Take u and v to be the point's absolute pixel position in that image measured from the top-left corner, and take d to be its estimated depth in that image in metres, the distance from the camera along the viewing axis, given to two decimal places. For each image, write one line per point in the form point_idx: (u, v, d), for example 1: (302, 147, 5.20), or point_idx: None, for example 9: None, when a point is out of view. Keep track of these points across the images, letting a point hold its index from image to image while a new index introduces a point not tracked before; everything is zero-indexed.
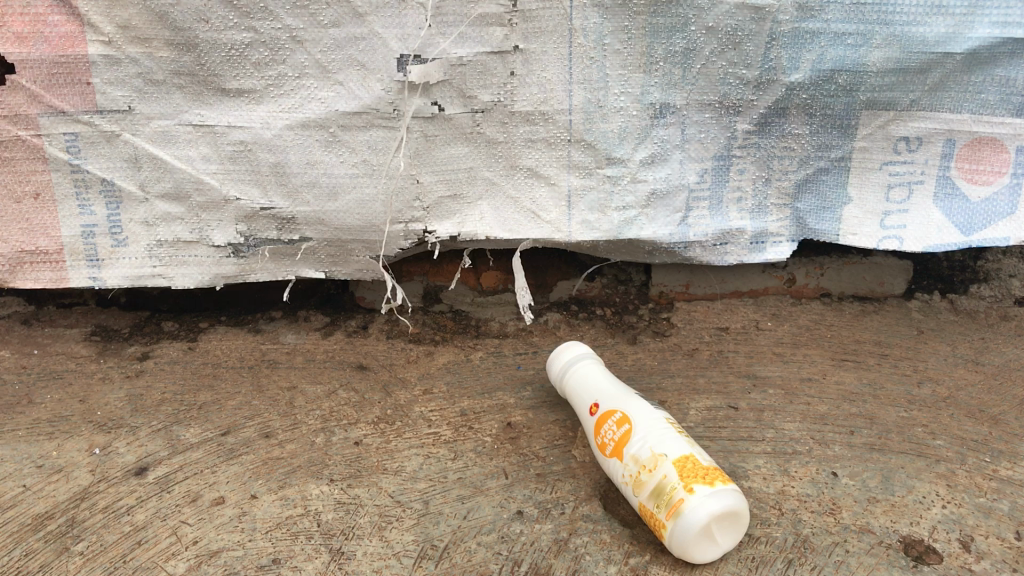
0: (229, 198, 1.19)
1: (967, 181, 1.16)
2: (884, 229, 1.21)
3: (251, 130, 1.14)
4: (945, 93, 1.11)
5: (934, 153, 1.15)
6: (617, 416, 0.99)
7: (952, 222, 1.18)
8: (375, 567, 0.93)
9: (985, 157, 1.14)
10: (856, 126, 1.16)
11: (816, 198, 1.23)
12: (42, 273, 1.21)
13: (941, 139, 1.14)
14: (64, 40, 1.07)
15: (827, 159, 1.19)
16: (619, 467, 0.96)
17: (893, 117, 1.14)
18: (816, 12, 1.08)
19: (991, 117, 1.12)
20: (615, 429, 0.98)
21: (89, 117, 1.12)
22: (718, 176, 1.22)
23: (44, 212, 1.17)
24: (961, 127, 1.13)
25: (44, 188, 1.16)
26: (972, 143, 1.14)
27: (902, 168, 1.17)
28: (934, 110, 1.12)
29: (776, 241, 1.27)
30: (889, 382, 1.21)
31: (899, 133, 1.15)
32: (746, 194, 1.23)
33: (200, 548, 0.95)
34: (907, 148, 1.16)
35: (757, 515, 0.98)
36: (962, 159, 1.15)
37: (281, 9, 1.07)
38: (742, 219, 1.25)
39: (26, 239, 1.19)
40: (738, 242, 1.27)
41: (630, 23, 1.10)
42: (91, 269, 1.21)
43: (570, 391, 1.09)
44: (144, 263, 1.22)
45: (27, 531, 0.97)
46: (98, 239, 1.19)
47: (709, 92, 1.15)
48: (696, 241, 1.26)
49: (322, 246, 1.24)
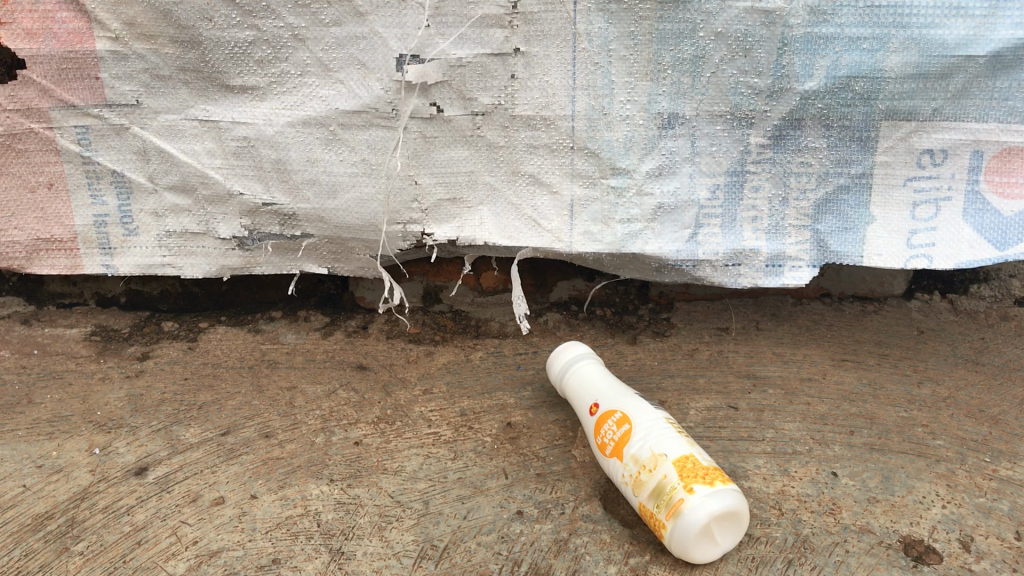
0: (234, 193, 1.18)
1: (998, 195, 1.15)
2: (911, 248, 1.18)
3: (254, 127, 1.14)
4: (969, 100, 1.11)
5: (960, 166, 1.14)
6: (617, 416, 0.99)
7: (984, 238, 1.16)
8: (375, 567, 0.93)
9: (1014, 168, 1.13)
10: (876, 138, 1.15)
11: (836, 218, 1.20)
12: (59, 259, 1.22)
13: (967, 151, 1.13)
14: (72, 36, 1.08)
15: (846, 175, 1.17)
16: (618, 466, 0.96)
17: (914, 127, 1.13)
18: (829, 16, 1.08)
19: (1019, 126, 1.11)
20: (616, 429, 0.98)
21: (98, 111, 1.12)
22: (732, 193, 1.20)
23: (57, 202, 1.18)
24: (988, 138, 1.12)
25: (57, 179, 1.17)
26: (1000, 155, 1.13)
27: (927, 183, 1.15)
28: (958, 120, 1.12)
29: (794, 264, 1.23)
30: (889, 382, 1.21)
31: (922, 144, 1.14)
32: (761, 213, 1.21)
33: (200, 548, 0.95)
34: (932, 162, 1.14)
35: (757, 515, 0.98)
36: (991, 171, 1.14)
37: (283, 8, 1.07)
38: (757, 239, 1.22)
39: (41, 227, 1.20)
40: (752, 263, 1.23)
41: (636, 28, 1.10)
42: (104, 256, 1.22)
43: (570, 391, 1.09)
44: (155, 253, 1.22)
45: (27, 531, 0.97)
46: (110, 228, 1.20)
47: (720, 102, 1.15)
48: (706, 260, 1.23)
49: (323, 243, 1.24)
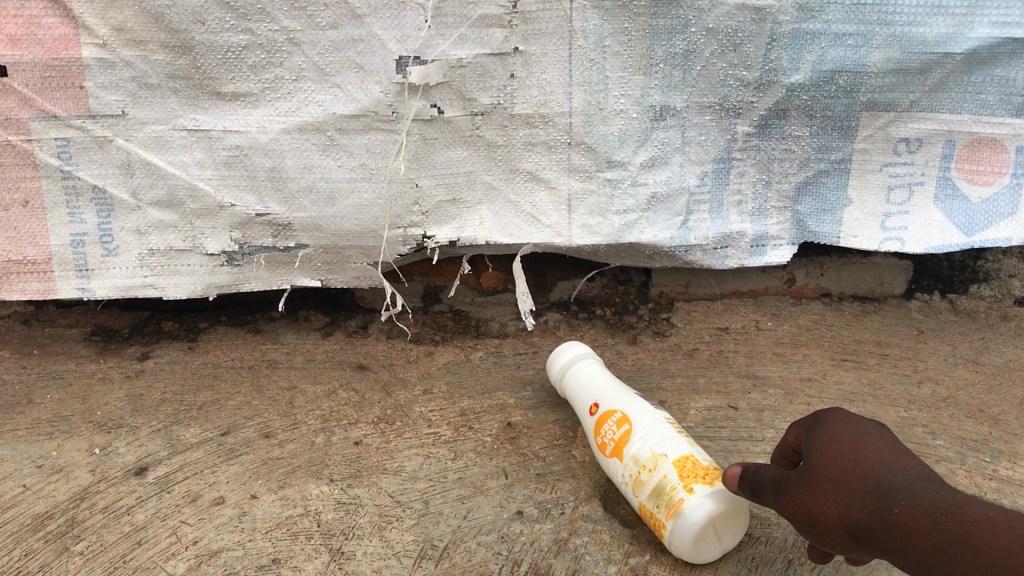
0: (225, 206, 1.18)
1: (967, 181, 1.16)
2: (885, 231, 1.21)
3: (247, 135, 1.14)
4: (945, 94, 1.11)
5: (934, 154, 1.16)
6: (617, 416, 0.99)
7: (953, 224, 1.18)
8: (375, 567, 0.94)
9: (984, 157, 1.15)
10: (856, 127, 1.16)
11: (816, 200, 1.22)
12: (31, 283, 1.20)
13: (940, 140, 1.14)
14: (57, 42, 1.07)
15: (827, 160, 1.19)
16: (618, 466, 0.96)
17: (893, 118, 1.14)
18: (817, 13, 1.08)
19: (990, 117, 1.12)
20: (616, 429, 0.98)
21: (81, 121, 1.12)
22: (718, 180, 1.21)
23: (32, 221, 1.17)
24: (962, 128, 1.13)
25: (33, 196, 1.15)
26: (972, 144, 1.14)
27: (902, 169, 1.17)
28: (933, 111, 1.13)
29: (776, 243, 1.26)
30: (889, 382, 1.21)
31: (898, 134, 1.15)
32: (746, 196, 1.23)
33: (200, 548, 0.96)
34: (907, 150, 1.16)
35: (757, 515, 0.98)
36: (963, 160, 1.15)
37: (278, 11, 1.07)
38: (742, 222, 1.24)
39: (14, 248, 1.18)
40: (739, 245, 1.26)
41: (631, 25, 1.10)
42: (81, 280, 1.21)
43: (570, 391, 1.09)
44: (135, 273, 1.22)
45: (27, 531, 0.98)
46: (88, 247, 1.19)
47: (709, 93, 1.15)
48: (697, 244, 1.25)
49: (318, 253, 1.24)
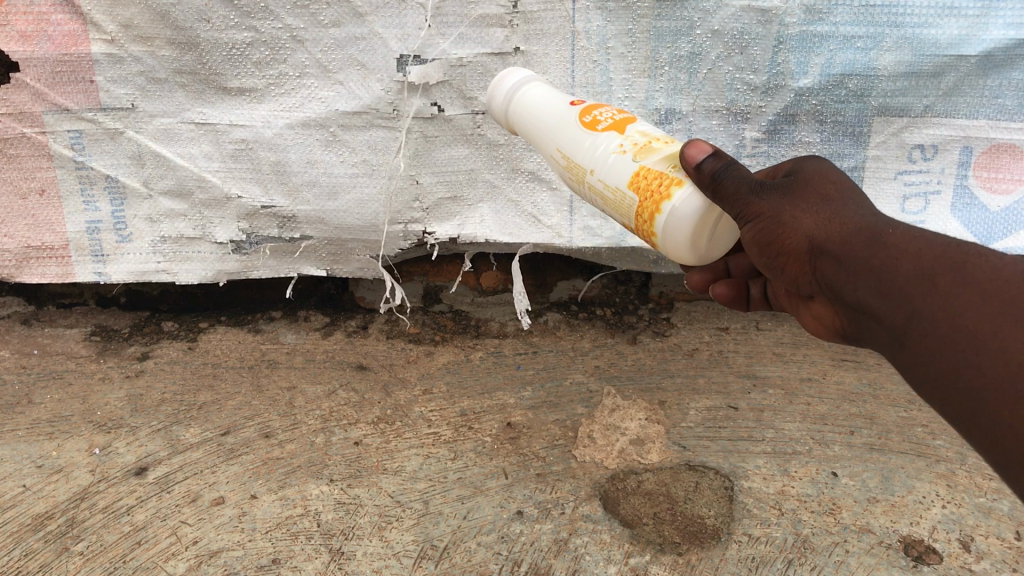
0: (232, 197, 1.18)
1: (985, 190, 1.16)
2: None
3: (252, 129, 1.14)
4: (959, 98, 1.11)
5: (950, 161, 1.15)
6: (611, 107, 0.79)
7: (970, 233, 1.18)
8: (375, 567, 0.96)
9: (1003, 164, 1.14)
10: (869, 133, 1.15)
11: None
12: (50, 267, 1.21)
13: (957, 147, 1.14)
14: (68, 38, 1.07)
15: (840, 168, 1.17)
16: (611, 140, 0.74)
17: (906, 123, 1.14)
18: (824, 15, 1.08)
19: (1009, 123, 1.12)
20: (615, 113, 0.77)
21: (92, 115, 1.12)
22: None
23: (49, 209, 1.17)
24: (979, 134, 1.13)
25: (49, 185, 1.16)
26: (989, 151, 1.14)
27: (917, 177, 1.17)
28: (949, 117, 1.12)
29: None
30: (889, 382, 1.20)
31: (912, 140, 1.15)
32: None
33: (200, 548, 0.98)
34: (922, 157, 1.15)
35: (757, 515, 1.02)
36: (980, 167, 1.15)
37: (282, 9, 1.07)
38: None
39: (32, 235, 1.19)
40: None
41: (634, 26, 1.10)
42: (96, 264, 1.21)
43: (537, 96, 0.83)
44: (149, 258, 1.22)
45: (27, 531, 1.00)
46: (103, 235, 1.19)
47: (716, 97, 1.15)
48: None
49: (322, 244, 1.23)
